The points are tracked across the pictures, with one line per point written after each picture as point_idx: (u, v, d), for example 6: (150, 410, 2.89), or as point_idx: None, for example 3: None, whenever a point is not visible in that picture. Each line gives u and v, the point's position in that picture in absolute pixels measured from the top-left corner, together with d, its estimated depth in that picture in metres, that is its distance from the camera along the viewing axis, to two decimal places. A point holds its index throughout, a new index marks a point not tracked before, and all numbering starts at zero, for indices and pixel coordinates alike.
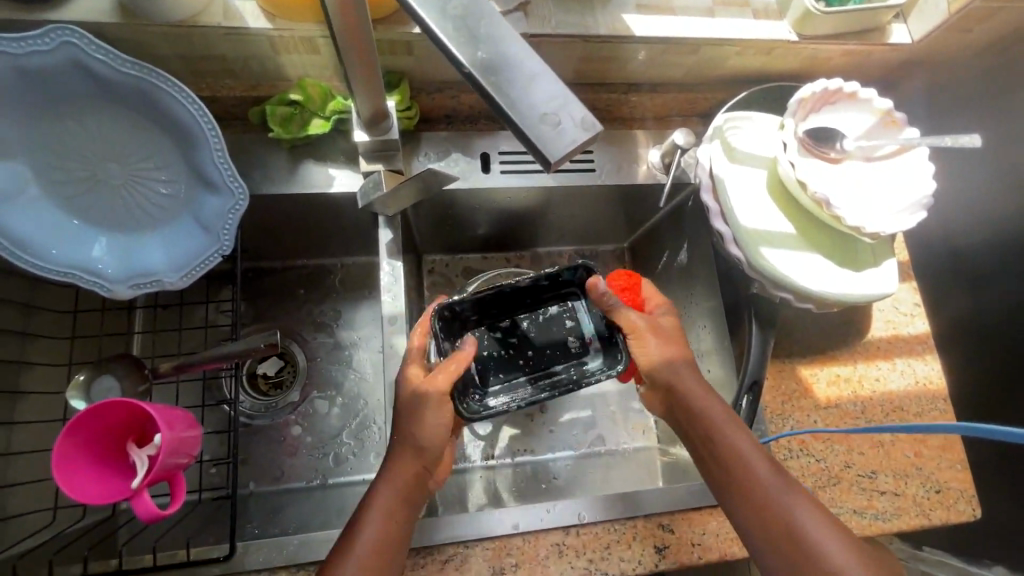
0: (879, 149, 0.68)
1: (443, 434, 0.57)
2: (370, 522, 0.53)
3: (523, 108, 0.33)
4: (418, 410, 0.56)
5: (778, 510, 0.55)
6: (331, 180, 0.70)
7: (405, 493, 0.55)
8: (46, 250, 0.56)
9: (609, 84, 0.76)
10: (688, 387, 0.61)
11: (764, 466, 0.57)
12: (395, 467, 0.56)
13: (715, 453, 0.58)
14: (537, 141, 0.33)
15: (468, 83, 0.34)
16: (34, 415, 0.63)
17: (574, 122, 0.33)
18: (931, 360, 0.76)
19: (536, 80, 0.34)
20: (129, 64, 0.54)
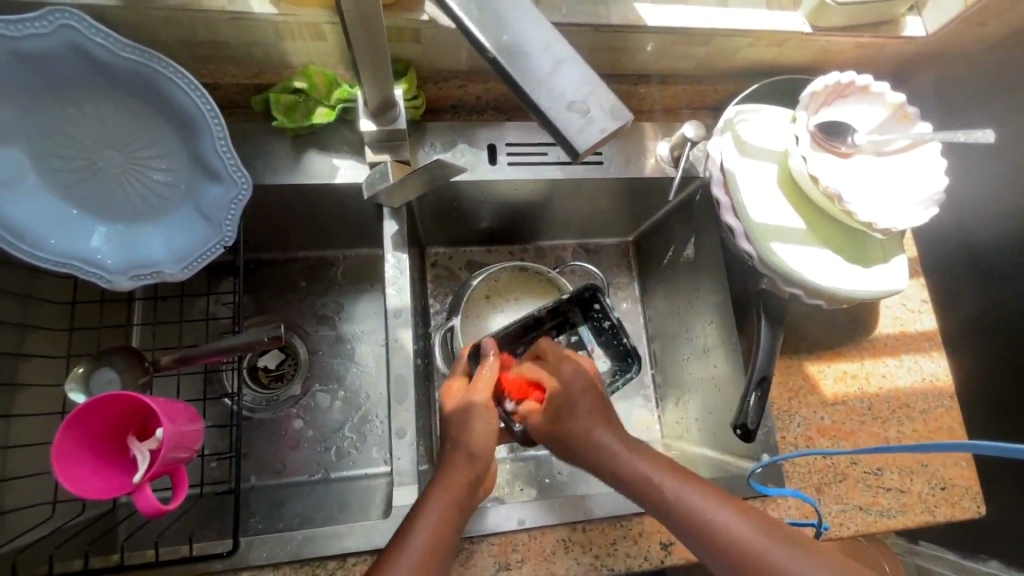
0: (891, 144, 0.68)
1: (491, 443, 0.57)
2: (423, 525, 0.50)
3: (550, 96, 0.33)
4: (465, 418, 0.58)
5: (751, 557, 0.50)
6: (334, 171, 0.68)
7: (460, 502, 0.53)
8: (45, 240, 0.55)
9: (618, 75, 0.75)
10: (602, 444, 0.58)
11: (720, 508, 0.52)
12: (452, 470, 0.54)
13: (661, 509, 0.54)
14: (566, 131, 0.32)
15: (494, 69, 0.34)
16: (33, 407, 0.62)
17: (604, 111, 0.33)
18: (938, 357, 0.75)
19: (565, 68, 0.33)
20: (129, 49, 0.53)
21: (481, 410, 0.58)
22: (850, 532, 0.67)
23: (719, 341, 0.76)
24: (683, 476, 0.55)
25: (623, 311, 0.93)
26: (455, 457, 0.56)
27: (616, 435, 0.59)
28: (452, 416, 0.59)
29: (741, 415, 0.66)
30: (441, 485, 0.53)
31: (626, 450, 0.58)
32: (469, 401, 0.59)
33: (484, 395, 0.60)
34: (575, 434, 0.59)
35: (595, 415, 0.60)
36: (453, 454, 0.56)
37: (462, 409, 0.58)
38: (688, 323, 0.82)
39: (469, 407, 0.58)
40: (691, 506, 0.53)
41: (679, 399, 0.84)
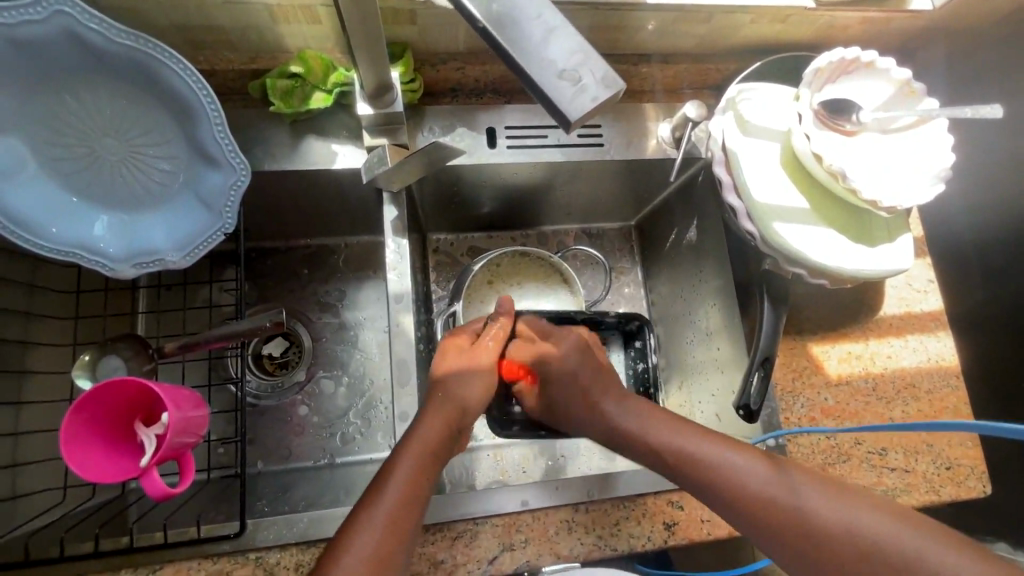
0: (896, 121, 0.67)
1: (483, 398, 0.60)
2: (396, 480, 0.51)
3: (542, 65, 0.32)
4: (469, 374, 0.60)
5: (766, 494, 0.52)
6: (333, 156, 0.68)
7: (435, 452, 0.54)
8: (47, 229, 0.55)
9: (618, 55, 0.74)
10: (604, 405, 0.61)
11: (725, 451, 0.55)
12: (432, 421, 0.55)
13: (672, 463, 0.56)
14: (558, 102, 0.32)
15: (486, 40, 0.33)
16: (41, 395, 0.63)
17: (596, 81, 0.32)
18: (944, 337, 0.75)
19: (557, 37, 0.33)
20: (125, 34, 0.53)
21: (483, 371, 0.61)
22: None
23: (723, 323, 0.76)
24: (686, 425, 0.58)
25: (626, 295, 0.92)
26: (439, 404, 0.57)
27: (620, 397, 0.61)
28: (453, 370, 0.60)
29: (744, 396, 0.65)
30: (418, 437, 0.54)
31: (630, 407, 0.60)
32: (474, 356, 0.62)
33: (488, 358, 0.62)
34: (577, 392, 0.62)
35: (598, 381, 0.62)
36: (436, 401, 0.57)
37: (465, 364, 0.61)
38: (691, 306, 0.82)
39: (473, 365, 0.61)
40: (702, 454, 0.55)
41: (683, 382, 0.84)
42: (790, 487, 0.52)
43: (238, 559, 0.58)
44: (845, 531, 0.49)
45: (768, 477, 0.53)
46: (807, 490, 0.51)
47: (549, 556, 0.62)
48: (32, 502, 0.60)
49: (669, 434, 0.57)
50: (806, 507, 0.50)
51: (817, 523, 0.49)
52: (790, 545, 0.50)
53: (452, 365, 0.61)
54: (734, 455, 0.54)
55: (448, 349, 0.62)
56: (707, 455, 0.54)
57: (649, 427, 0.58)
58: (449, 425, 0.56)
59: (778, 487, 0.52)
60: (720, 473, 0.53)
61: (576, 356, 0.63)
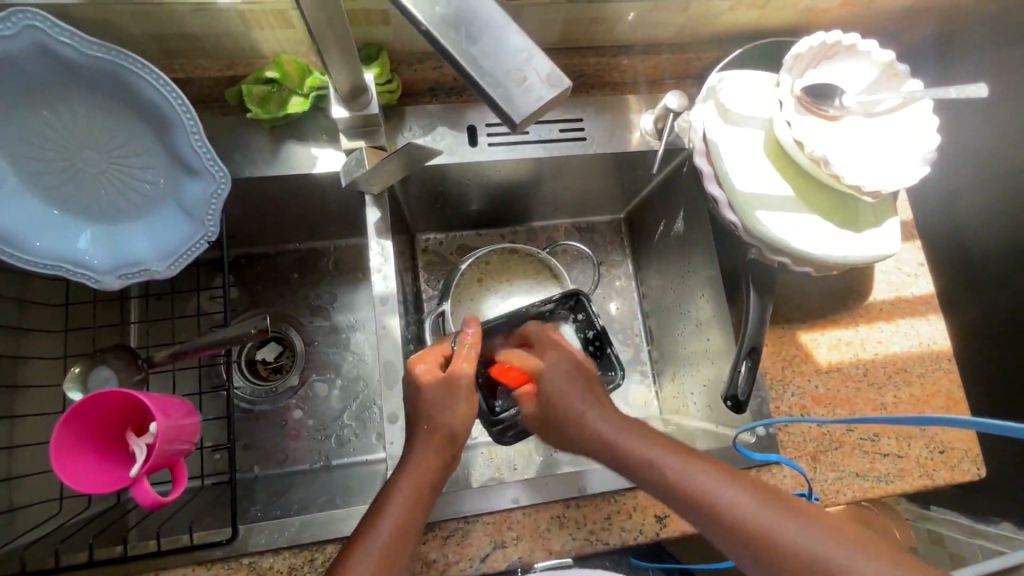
0: (880, 104, 0.65)
1: (469, 422, 0.57)
2: (388, 515, 0.51)
3: (488, 64, 0.32)
4: (450, 397, 0.57)
5: (744, 520, 0.50)
6: (313, 160, 0.68)
7: (428, 484, 0.54)
8: (30, 243, 0.56)
9: (597, 47, 0.73)
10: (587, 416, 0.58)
11: (707, 475, 0.53)
12: (425, 455, 0.54)
13: (654, 481, 0.54)
14: (503, 102, 0.31)
15: (430, 41, 0.33)
16: (34, 407, 0.64)
17: (540, 79, 0.32)
18: (935, 320, 0.74)
19: (500, 36, 0.32)
20: (97, 46, 0.53)
21: (464, 394, 0.57)
22: (847, 498, 0.67)
23: (712, 313, 0.76)
24: (671, 444, 0.56)
25: (617, 289, 0.92)
26: (426, 436, 0.56)
27: (602, 409, 0.59)
28: (432, 395, 0.57)
29: (733, 386, 0.65)
30: (415, 464, 0.54)
31: (617, 422, 0.58)
32: (451, 378, 0.58)
33: (467, 378, 0.58)
34: (561, 403, 0.59)
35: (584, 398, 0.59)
36: (424, 434, 0.56)
37: (443, 389, 0.57)
38: (681, 298, 0.82)
39: (453, 389, 0.57)
40: (688, 480, 0.53)
41: (676, 374, 0.84)
42: (770, 514, 0.50)
43: (232, 565, 0.59)
44: (820, 564, 0.48)
45: (749, 505, 0.51)
46: (784, 518, 0.50)
47: (542, 552, 0.62)
48: (28, 514, 0.61)
49: (656, 453, 0.55)
50: (782, 535, 0.49)
51: (795, 551, 0.48)
52: (764, 568, 0.50)
53: (431, 390, 0.57)
54: (716, 479, 0.53)
55: (423, 372, 0.59)
56: (689, 478, 0.53)
57: (635, 443, 0.55)
58: (441, 455, 0.55)
59: (757, 514, 0.50)
60: (702, 498, 0.52)
61: (558, 367, 0.62)
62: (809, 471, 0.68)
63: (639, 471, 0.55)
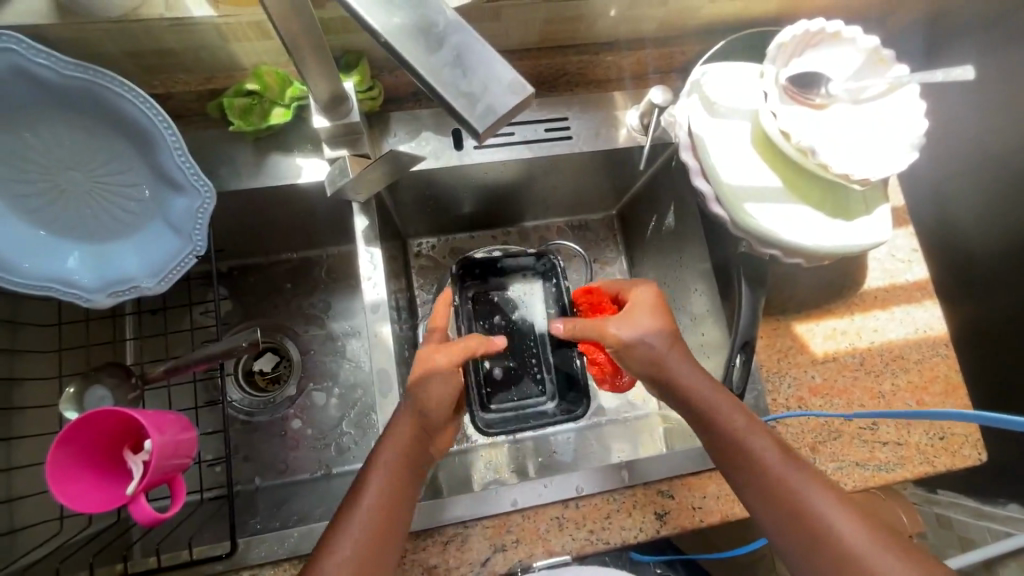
0: (866, 91, 0.65)
1: (444, 399, 0.60)
2: (372, 486, 0.54)
3: (449, 75, 0.31)
4: (429, 371, 0.60)
5: (773, 473, 0.55)
6: (299, 171, 0.68)
7: (407, 455, 0.56)
8: (19, 265, 0.55)
9: (580, 45, 0.73)
10: (679, 364, 0.60)
11: (752, 430, 0.57)
12: (400, 428, 0.57)
13: (708, 425, 0.58)
14: (465, 113, 0.31)
15: (387, 52, 0.32)
16: (32, 428, 0.64)
17: (503, 88, 0.31)
18: (931, 305, 0.74)
19: (461, 47, 0.32)
20: (75, 66, 0.53)
21: (440, 368, 0.61)
22: (848, 489, 0.66)
23: (707, 307, 0.75)
24: (728, 391, 0.60)
25: None
26: (401, 414, 0.58)
27: (690, 362, 0.61)
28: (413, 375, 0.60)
29: (727, 379, 0.65)
30: (390, 443, 0.56)
31: (699, 371, 0.60)
32: (432, 352, 0.62)
33: (447, 360, 0.61)
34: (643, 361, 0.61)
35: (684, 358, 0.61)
36: (399, 413, 0.58)
37: (425, 363, 0.61)
38: (677, 293, 0.81)
39: (430, 371, 0.60)
40: (746, 436, 0.57)
41: None
42: (798, 477, 0.55)
43: None
44: (827, 521, 0.52)
45: (786, 466, 0.55)
46: (822, 491, 0.54)
47: (542, 554, 0.62)
48: (29, 536, 0.61)
49: (712, 398, 0.59)
50: (804, 494, 0.54)
51: (825, 526, 0.52)
52: (776, 517, 0.54)
53: (414, 370, 0.60)
54: (760, 434, 0.57)
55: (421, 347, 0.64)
56: (741, 432, 0.57)
57: (709, 397, 0.58)
58: (420, 434, 0.57)
59: (787, 473, 0.55)
60: (743, 443, 0.56)
61: (651, 336, 0.61)
62: (809, 463, 0.67)
63: (693, 411, 0.59)
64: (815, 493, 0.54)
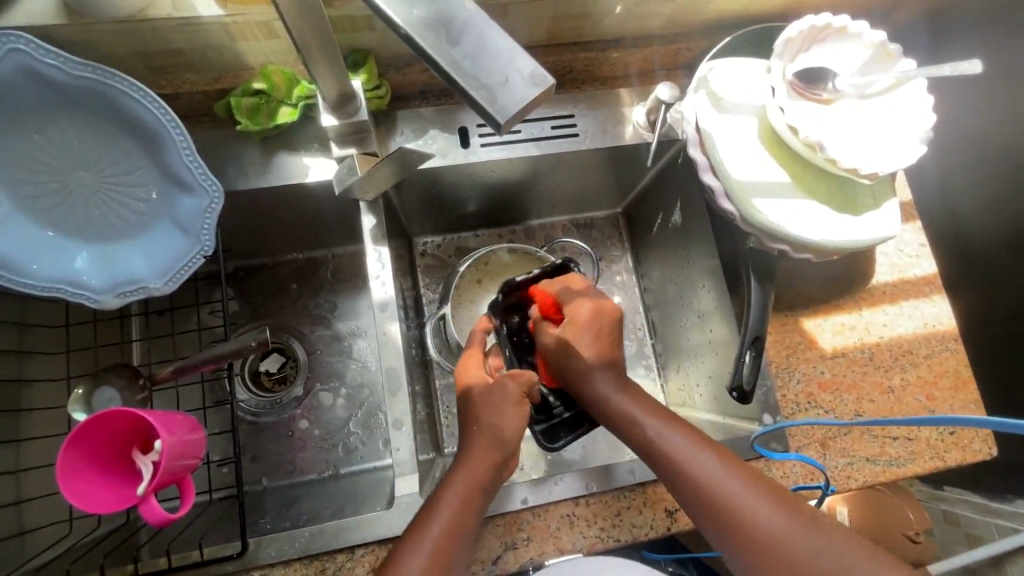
0: (873, 86, 0.65)
1: (521, 429, 0.58)
2: (443, 507, 0.52)
3: (468, 66, 0.31)
4: (500, 402, 0.58)
5: (716, 494, 0.53)
6: (306, 170, 0.68)
7: (479, 484, 0.54)
8: (28, 267, 0.55)
9: (586, 42, 0.73)
10: (599, 382, 0.60)
11: (693, 448, 0.55)
12: (476, 455, 0.55)
13: (648, 448, 0.57)
14: (486, 104, 0.30)
15: (407, 44, 0.32)
16: (40, 430, 0.64)
17: (522, 81, 0.31)
18: (939, 300, 0.74)
19: (479, 40, 0.32)
20: (84, 67, 0.53)
21: (513, 402, 0.59)
22: (859, 484, 0.66)
23: (715, 304, 0.75)
24: (695, 437, 0.56)
25: (618, 284, 0.92)
26: (478, 443, 0.56)
27: (612, 375, 0.61)
28: (482, 398, 0.59)
29: (737, 375, 0.65)
30: (462, 471, 0.55)
31: (622, 391, 0.60)
32: (500, 384, 0.59)
33: (516, 387, 0.59)
34: (577, 370, 0.61)
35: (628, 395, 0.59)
36: (474, 440, 0.57)
37: (493, 394, 0.59)
38: (684, 290, 0.81)
39: (503, 397, 0.58)
40: (728, 489, 0.53)
41: (681, 366, 0.83)
42: (796, 527, 0.51)
43: None
44: (772, 539, 0.50)
45: (782, 516, 0.51)
46: (822, 539, 0.50)
47: (553, 552, 0.62)
48: (38, 538, 0.61)
49: (646, 419, 0.58)
50: (750, 513, 0.52)
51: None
52: (725, 540, 0.52)
53: (480, 394, 0.59)
54: (700, 450, 0.55)
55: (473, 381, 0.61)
56: (721, 482, 0.53)
57: (679, 445, 0.55)
58: (492, 460, 0.56)
59: (782, 524, 0.51)
60: (681, 463, 0.54)
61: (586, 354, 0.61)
62: (819, 458, 0.67)
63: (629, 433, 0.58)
64: (817, 543, 0.50)
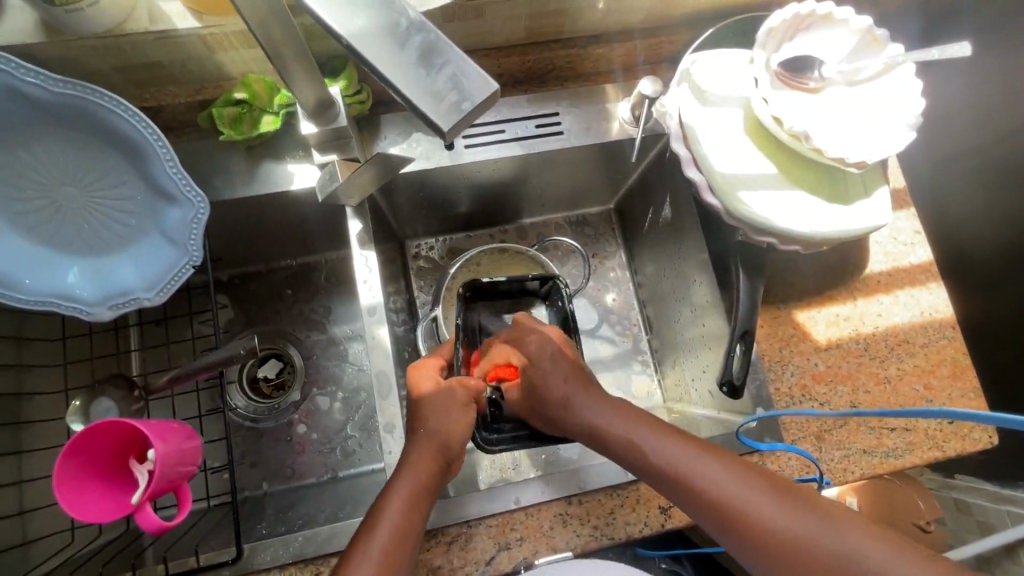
0: (861, 72, 0.64)
1: (467, 434, 0.58)
2: (393, 509, 0.53)
3: (412, 76, 0.31)
4: (448, 405, 0.58)
5: (695, 481, 0.53)
6: (291, 177, 0.68)
7: (425, 486, 0.55)
8: (20, 282, 0.56)
9: (568, 39, 0.73)
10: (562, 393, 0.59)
11: (664, 440, 0.56)
12: (420, 458, 0.56)
13: (629, 454, 0.57)
14: (431, 113, 0.30)
15: (352, 55, 0.32)
16: (41, 442, 0.66)
17: (467, 85, 0.31)
18: (935, 288, 0.73)
19: (426, 47, 0.32)
20: (66, 84, 0.54)
21: (461, 404, 0.59)
22: (855, 477, 0.66)
23: (708, 297, 0.74)
24: (673, 432, 0.57)
25: (613, 280, 0.91)
26: (422, 443, 0.57)
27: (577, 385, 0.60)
28: (427, 403, 0.58)
29: (727, 370, 0.65)
30: (412, 471, 0.55)
31: (589, 395, 0.60)
32: (450, 387, 0.60)
33: (464, 393, 0.59)
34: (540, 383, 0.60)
35: (591, 400, 0.59)
36: (419, 438, 0.57)
37: (442, 398, 0.59)
38: (677, 285, 0.81)
39: (450, 403, 0.58)
40: (717, 484, 0.53)
41: (677, 362, 0.83)
42: (796, 514, 0.51)
43: None
44: (761, 519, 0.51)
45: (779, 505, 0.51)
46: (825, 525, 0.50)
47: (546, 551, 0.62)
48: (42, 547, 0.63)
49: (610, 421, 0.58)
50: (733, 497, 0.52)
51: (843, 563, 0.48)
52: (729, 534, 0.52)
53: (430, 399, 0.59)
54: (683, 448, 0.55)
55: (423, 382, 0.61)
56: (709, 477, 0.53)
57: (660, 443, 0.56)
58: (438, 462, 0.56)
59: (782, 514, 0.51)
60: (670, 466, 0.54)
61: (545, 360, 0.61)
62: (814, 451, 0.67)
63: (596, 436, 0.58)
64: (822, 527, 0.50)
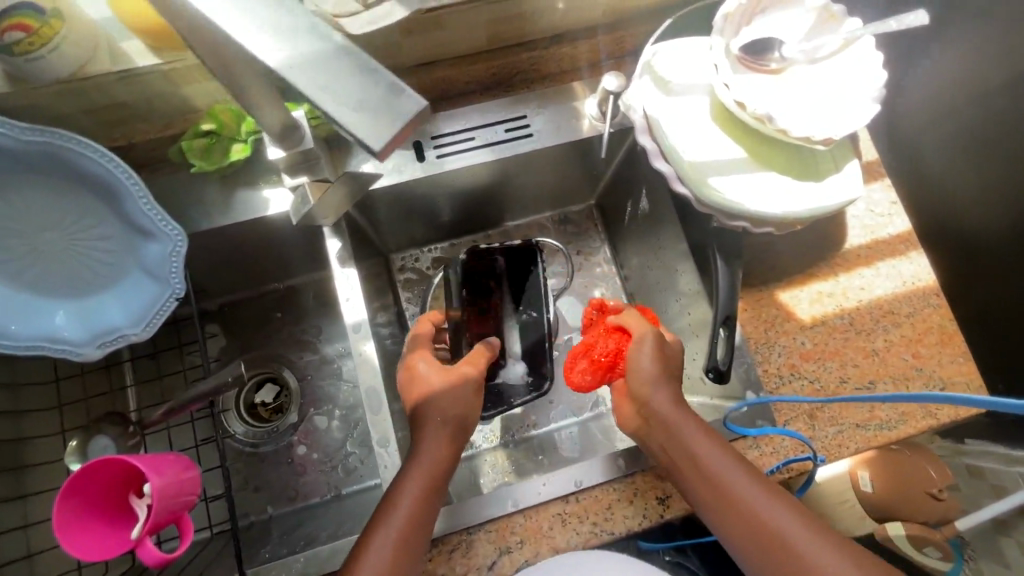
0: (821, 50, 0.64)
1: (478, 411, 0.62)
2: (405, 498, 0.53)
3: (343, 100, 0.32)
4: (461, 394, 0.60)
5: (728, 485, 0.53)
6: (266, 203, 0.69)
7: (437, 477, 0.55)
8: (5, 328, 0.57)
9: (530, 42, 0.73)
10: (659, 396, 0.59)
11: (715, 444, 0.55)
12: (435, 445, 0.57)
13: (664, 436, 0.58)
14: (364, 133, 0.31)
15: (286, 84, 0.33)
16: (42, 484, 0.66)
17: (398, 102, 0.32)
18: (916, 257, 0.73)
19: (358, 70, 0.32)
20: (36, 131, 0.54)
21: (471, 391, 0.61)
22: (851, 452, 0.66)
23: (693, 285, 0.74)
24: (706, 427, 0.57)
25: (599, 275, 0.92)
26: (434, 429, 0.58)
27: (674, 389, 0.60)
28: (440, 391, 0.59)
29: (712, 358, 0.65)
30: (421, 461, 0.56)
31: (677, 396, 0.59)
32: (461, 373, 0.61)
33: (473, 373, 0.62)
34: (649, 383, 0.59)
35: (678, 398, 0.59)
36: (431, 427, 0.58)
37: (454, 387, 0.60)
38: (662, 275, 0.81)
39: (463, 388, 0.61)
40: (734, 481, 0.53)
41: None
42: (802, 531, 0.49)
43: None
44: (779, 535, 0.50)
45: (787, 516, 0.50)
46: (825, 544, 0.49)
47: (548, 551, 0.62)
48: None
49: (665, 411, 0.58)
50: (757, 509, 0.51)
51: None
52: (731, 530, 0.52)
53: (444, 386, 0.60)
54: (714, 442, 0.56)
55: (430, 375, 0.60)
56: (729, 474, 0.53)
57: (691, 433, 0.56)
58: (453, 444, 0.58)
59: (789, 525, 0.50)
60: (696, 453, 0.55)
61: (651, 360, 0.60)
62: (808, 430, 0.67)
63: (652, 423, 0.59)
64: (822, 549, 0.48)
